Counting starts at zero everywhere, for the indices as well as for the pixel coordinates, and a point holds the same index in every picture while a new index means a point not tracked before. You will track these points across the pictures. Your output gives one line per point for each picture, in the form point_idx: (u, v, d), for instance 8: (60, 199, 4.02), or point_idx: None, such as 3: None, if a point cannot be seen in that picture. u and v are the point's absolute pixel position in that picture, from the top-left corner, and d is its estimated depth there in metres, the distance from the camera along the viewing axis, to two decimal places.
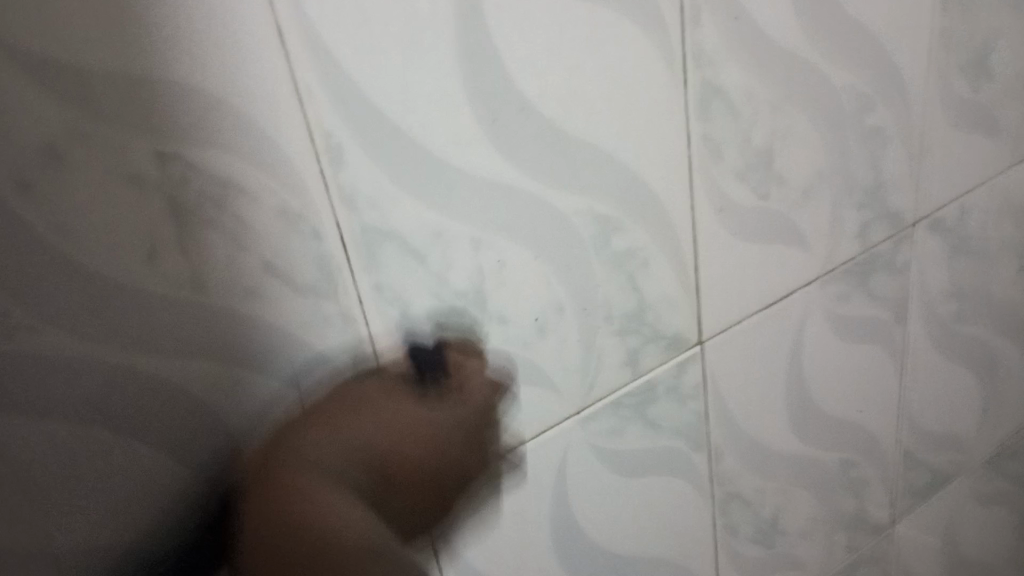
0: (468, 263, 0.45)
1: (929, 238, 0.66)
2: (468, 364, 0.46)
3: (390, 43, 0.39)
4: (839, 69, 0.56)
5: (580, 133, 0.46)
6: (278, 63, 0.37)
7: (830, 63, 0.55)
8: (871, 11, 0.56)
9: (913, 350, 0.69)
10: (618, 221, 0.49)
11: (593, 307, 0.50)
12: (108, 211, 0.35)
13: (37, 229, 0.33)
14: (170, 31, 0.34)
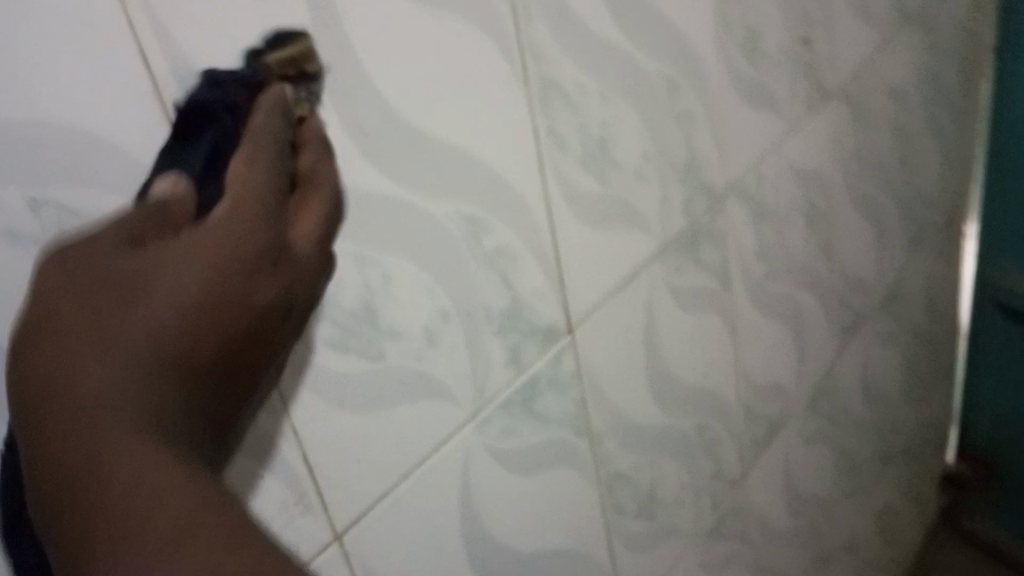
0: (357, 281, 0.43)
1: (739, 205, 0.71)
2: (369, 385, 0.45)
3: (254, 58, 0.37)
4: (651, 55, 0.59)
5: (441, 137, 0.46)
6: (147, 93, 0.34)
7: (643, 50, 0.58)
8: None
9: (740, 311, 0.74)
10: (486, 221, 0.49)
11: (474, 309, 0.50)
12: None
13: None
14: (28, 69, 0.31)
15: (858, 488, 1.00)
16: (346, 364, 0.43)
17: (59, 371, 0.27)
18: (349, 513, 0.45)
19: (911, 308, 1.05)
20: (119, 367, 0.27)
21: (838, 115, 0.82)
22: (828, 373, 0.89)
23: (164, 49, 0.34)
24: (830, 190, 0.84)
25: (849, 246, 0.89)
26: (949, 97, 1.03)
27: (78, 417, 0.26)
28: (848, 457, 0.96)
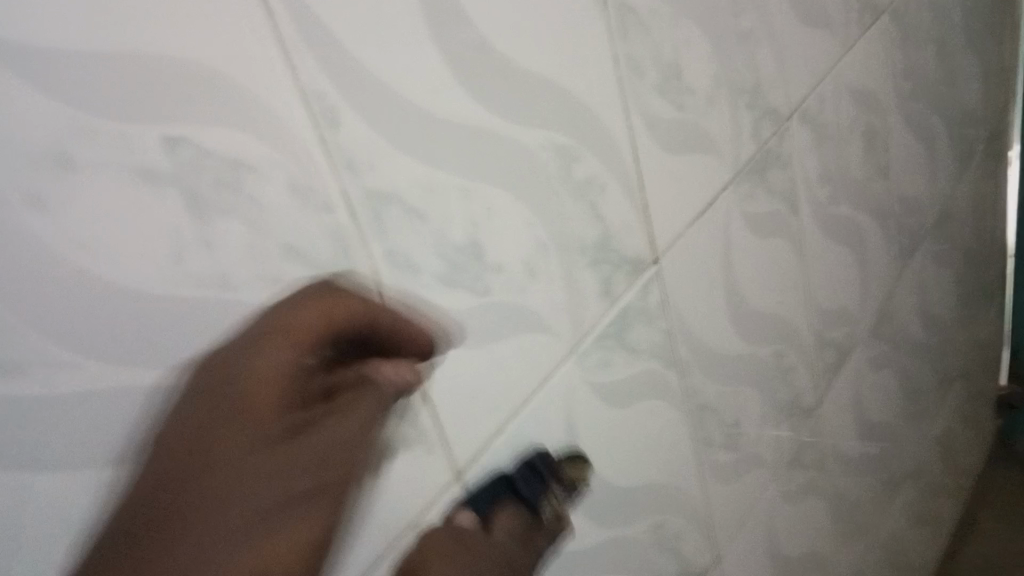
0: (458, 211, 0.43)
1: (803, 129, 0.70)
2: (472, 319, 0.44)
3: None
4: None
5: (530, 65, 0.45)
6: (261, 18, 0.33)
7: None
8: None
9: (808, 237, 0.73)
10: (576, 151, 0.49)
11: (568, 241, 0.49)
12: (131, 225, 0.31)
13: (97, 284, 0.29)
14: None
15: (919, 412, 1.00)
16: (453, 296, 0.43)
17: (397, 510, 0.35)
18: (467, 451, 0.45)
19: (961, 229, 1.04)
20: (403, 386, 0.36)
21: (889, 33, 0.81)
22: (888, 297, 0.88)
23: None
24: (885, 111, 0.82)
25: (903, 167, 0.87)
26: (986, 13, 1.01)
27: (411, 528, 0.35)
28: (910, 381, 0.96)
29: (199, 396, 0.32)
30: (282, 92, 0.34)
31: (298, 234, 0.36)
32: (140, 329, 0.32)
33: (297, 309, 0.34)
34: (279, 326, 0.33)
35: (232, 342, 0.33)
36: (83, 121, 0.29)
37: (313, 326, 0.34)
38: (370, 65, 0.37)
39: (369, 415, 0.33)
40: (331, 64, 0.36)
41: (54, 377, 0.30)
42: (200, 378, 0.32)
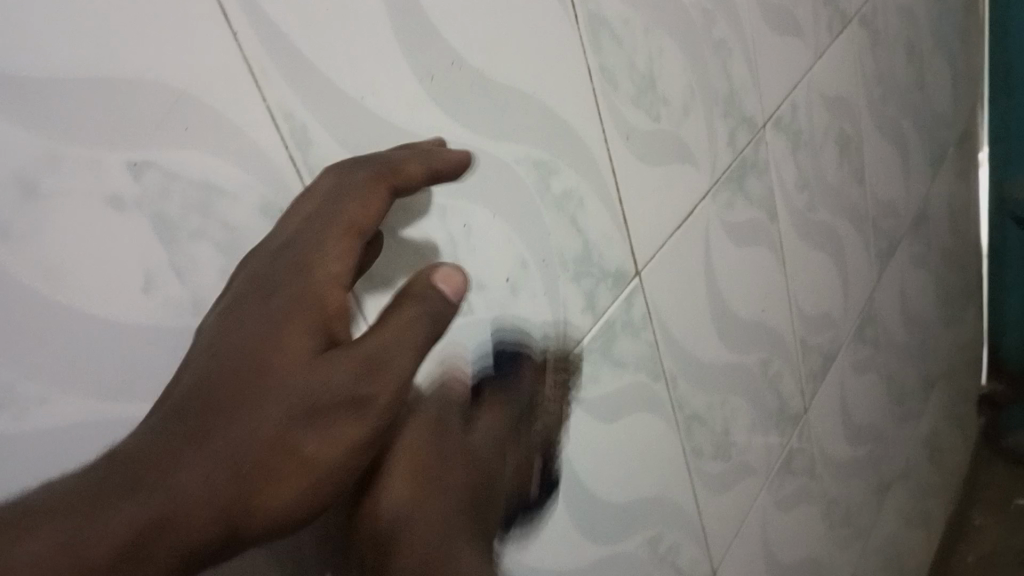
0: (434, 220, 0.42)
1: (777, 136, 0.70)
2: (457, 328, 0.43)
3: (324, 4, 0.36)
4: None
5: (503, 78, 0.45)
6: (224, 37, 0.33)
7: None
8: None
9: (788, 244, 0.73)
10: (553, 163, 0.48)
11: (549, 255, 0.49)
12: (102, 253, 0.30)
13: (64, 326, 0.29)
14: (112, 11, 0.29)
15: (906, 414, 1.00)
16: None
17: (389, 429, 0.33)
18: None
19: (938, 231, 1.05)
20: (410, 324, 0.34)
21: (859, 38, 0.81)
22: (870, 301, 0.88)
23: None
24: (858, 116, 0.82)
25: (879, 172, 0.88)
26: (953, 17, 1.02)
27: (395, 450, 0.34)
28: (896, 384, 0.96)
29: (261, 276, 0.32)
30: (254, 117, 0.34)
31: None
32: (114, 358, 0.30)
33: (348, 195, 0.34)
34: (328, 219, 0.33)
35: (288, 225, 0.34)
36: (45, 147, 0.28)
37: (362, 219, 0.34)
38: (339, 82, 0.37)
39: (417, 322, 0.33)
40: (302, 84, 0.35)
41: (27, 414, 0.28)
42: (259, 259, 0.33)
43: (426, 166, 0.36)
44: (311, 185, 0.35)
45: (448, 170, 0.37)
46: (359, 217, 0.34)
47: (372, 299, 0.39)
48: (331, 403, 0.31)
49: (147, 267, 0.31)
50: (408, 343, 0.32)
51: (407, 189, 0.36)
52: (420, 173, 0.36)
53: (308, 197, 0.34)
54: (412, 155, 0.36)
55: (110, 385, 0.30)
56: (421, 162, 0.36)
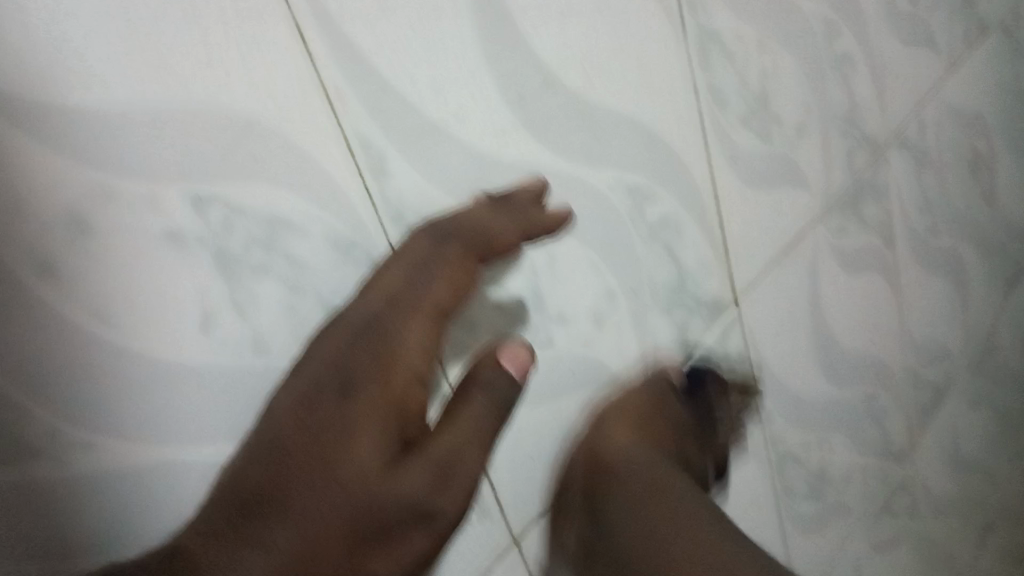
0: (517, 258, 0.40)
1: (901, 156, 0.65)
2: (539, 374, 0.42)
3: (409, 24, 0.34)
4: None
5: (603, 100, 0.42)
6: (300, 61, 0.31)
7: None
8: None
9: (905, 272, 0.68)
10: (648, 190, 0.45)
11: (640, 286, 0.46)
12: (160, 291, 0.29)
13: (115, 365, 0.28)
14: (178, 39, 0.28)
15: (1021, 450, 0.93)
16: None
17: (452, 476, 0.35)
18: (521, 514, 0.43)
19: None
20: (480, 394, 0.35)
21: (999, 50, 0.75)
22: (991, 332, 0.82)
23: (312, 10, 0.31)
24: (993, 134, 0.76)
25: (1011, 193, 0.81)
26: None
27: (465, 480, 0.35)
28: (1011, 419, 0.90)
29: (336, 366, 0.33)
30: (330, 145, 0.32)
31: (335, 289, 0.34)
32: (162, 399, 0.29)
33: (435, 273, 0.35)
34: (413, 303, 0.34)
35: (373, 299, 0.34)
36: (99, 181, 0.27)
37: (444, 301, 0.35)
38: (421, 109, 0.35)
39: (494, 416, 0.35)
40: (384, 109, 0.34)
41: (69, 455, 0.28)
42: (336, 333, 0.33)
43: (517, 226, 0.36)
44: (399, 248, 0.35)
45: (541, 229, 0.37)
46: (437, 303, 0.35)
47: (454, 366, 0.38)
48: (401, 516, 0.34)
49: (207, 306, 0.30)
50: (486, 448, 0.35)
51: (498, 253, 0.37)
52: (511, 236, 0.36)
53: (395, 267, 0.34)
54: (509, 220, 0.36)
55: (155, 426, 0.29)
56: (513, 224, 0.36)
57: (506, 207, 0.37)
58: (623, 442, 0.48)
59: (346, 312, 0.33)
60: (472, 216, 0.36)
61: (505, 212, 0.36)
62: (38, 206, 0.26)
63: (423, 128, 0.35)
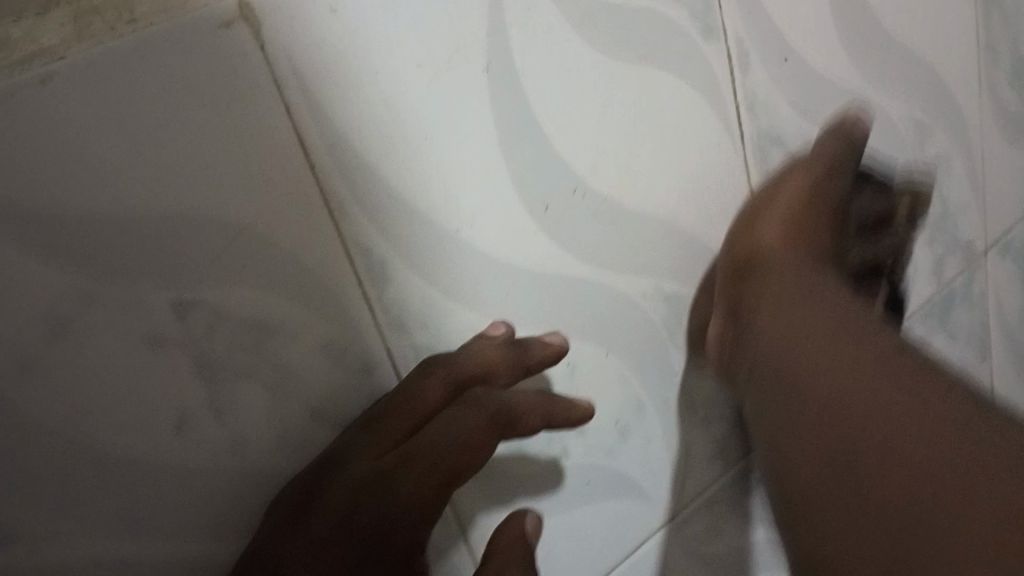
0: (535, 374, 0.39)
1: (1002, 263, 0.61)
2: (564, 499, 0.41)
3: (424, 132, 0.34)
4: (884, 92, 0.50)
5: (639, 208, 0.41)
6: (304, 171, 0.31)
7: (878, 86, 0.50)
8: (908, 28, 0.51)
9: (998, 384, 0.64)
10: (688, 298, 0.44)
11: (678, 396, 0.45)
12: (138, 391, 0.30)
13: (87, 462, 0.29)
14: (172, 147, 0.29)
15: None
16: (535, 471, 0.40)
17: None
18: None
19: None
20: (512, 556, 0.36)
21: None
22: None
23: (315, 120, 0.31)
24: None
25: None
26: None
27: None
28: None
29: (342, 514, 0.34)
30: (330, 244, 0.33)
31: (322, 393, 0.34)
32: (137, 500, 0.30)
33: (450, 432, 0.35)
34: (427, 459, 0.34)
35: (383, 444, 0.35)
36: (82, 286, 0.28)
37: (459, 465, 0.35)
38: (429, 213, 0.35)
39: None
40: (393, 213, 0.34)
41: (39, 547, 0.29)
42: (336, 491, 0.33)
43: (542, 418, 0.37)
44: (400, 386, 0.35)
45: (564, 424, 0.38)
46: (444, 473, 0.34)
47: (482, 508, 0.39)
48: None
49: (186, 405, 0.31)
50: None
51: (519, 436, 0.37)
52: (534, 427, 0.37)
53: (401, 417, 0.35)
54: (536, 402, 0.37)
55: (126, 525, 0.30)
56: (538, 410, 0.37)
57: (533, 392, 0.38)
58: (771, 235, 0.42)
59: (346, 454, 0.34)
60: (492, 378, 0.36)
61: (535, 396, 0.38)
62: (18, 311, 0.27)
63: (434, 233, 0.35)
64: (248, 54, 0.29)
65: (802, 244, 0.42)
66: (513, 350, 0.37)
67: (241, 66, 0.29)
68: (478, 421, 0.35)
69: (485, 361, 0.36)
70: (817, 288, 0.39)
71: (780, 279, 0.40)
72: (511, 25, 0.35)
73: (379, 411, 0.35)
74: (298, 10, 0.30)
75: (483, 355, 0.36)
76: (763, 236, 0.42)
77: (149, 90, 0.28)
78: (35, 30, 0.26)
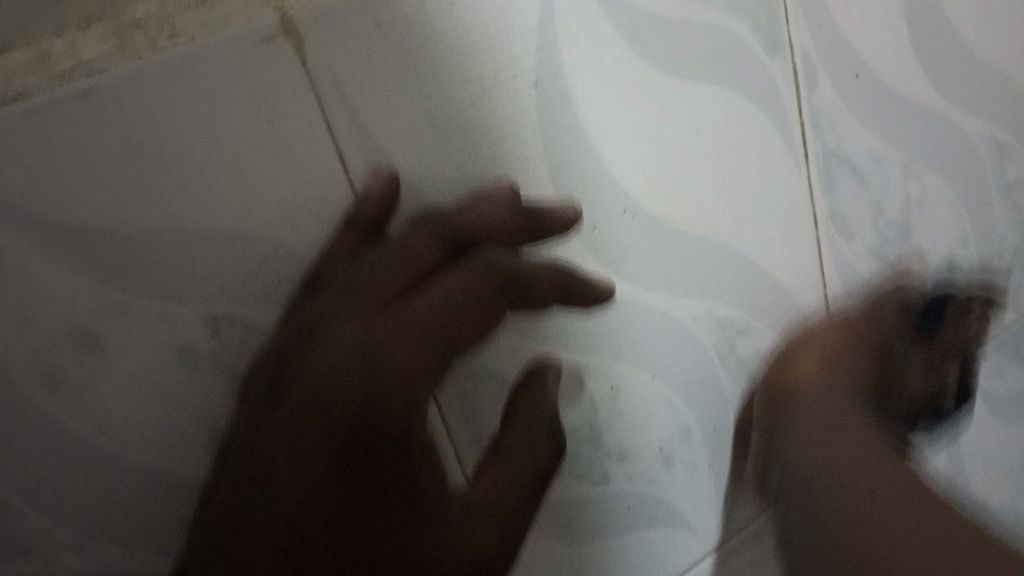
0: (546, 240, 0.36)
1: None
2: (598, 522, 0.41)
3: (465, 148, 0.33)
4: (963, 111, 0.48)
5: (691, 230, 0.40)
6: (339, 186, 0.31)
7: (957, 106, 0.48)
8: (995, 47, 0.48)
9: None
10: (744, 323, 0.42)
11: (728, 427, 0.43)
12: (163, 400, 0.30)
13: (110, 465, 0.30)
14: (210, 165, 0.28)
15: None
16: (572, 491, 0.40)
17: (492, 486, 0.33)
18: None
19: None
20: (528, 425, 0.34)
21: None
22: None
23: (356, 137, 0.31)
24: None
25: None
26: None
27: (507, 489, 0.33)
28: None
29: (323, 385, 0.30)
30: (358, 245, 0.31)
31: None
32: (155, 502, 0.31)
33: (437, 293, 0.32)
34: (416, 324, 0.31)
35: (363, 310, 0.31)
36: (111, 301, 0.28)
37: (453, 333, 0.32)
38: None
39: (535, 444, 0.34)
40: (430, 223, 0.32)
41: (57, 523, 0.30)
42: (318, 360, 0.30)
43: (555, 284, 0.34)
44: (383, 241, 0.31)
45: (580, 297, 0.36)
46: (438, 339, 0.32)
47: None
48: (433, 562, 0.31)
49: (215, 415, 0.31)
50: (522, 494, 0.33)
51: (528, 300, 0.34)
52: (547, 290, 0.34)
53: (387, 278, 0.31)
54: (548, 270, 0.34)
55: (142, 524, 0.31)
56: (552, 278, 0.34)
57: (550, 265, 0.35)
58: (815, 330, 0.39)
59: (325, 322, 0.30)
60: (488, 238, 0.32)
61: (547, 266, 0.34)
62: (45, 323, 0.28)
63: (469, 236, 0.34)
64: (289, 69, 0.29)
65: (838, 329, 0.39)
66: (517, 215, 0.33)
67: (282, 80, 0.29)
68: (484, 287, 0.32)
69: (484, 219, 0.32)
70: (855, 369, 0.36)
71: (810, 342, 0.38)
72: (562, 39, 0.34)
73: (358, 275, 0.31)
74: (343, 26, 0.29)
75: (480, 213, 0.32)
76: (799, 367, 0.37)
77: (182, 106, 0.28)
78: (73, 45, 0.26)
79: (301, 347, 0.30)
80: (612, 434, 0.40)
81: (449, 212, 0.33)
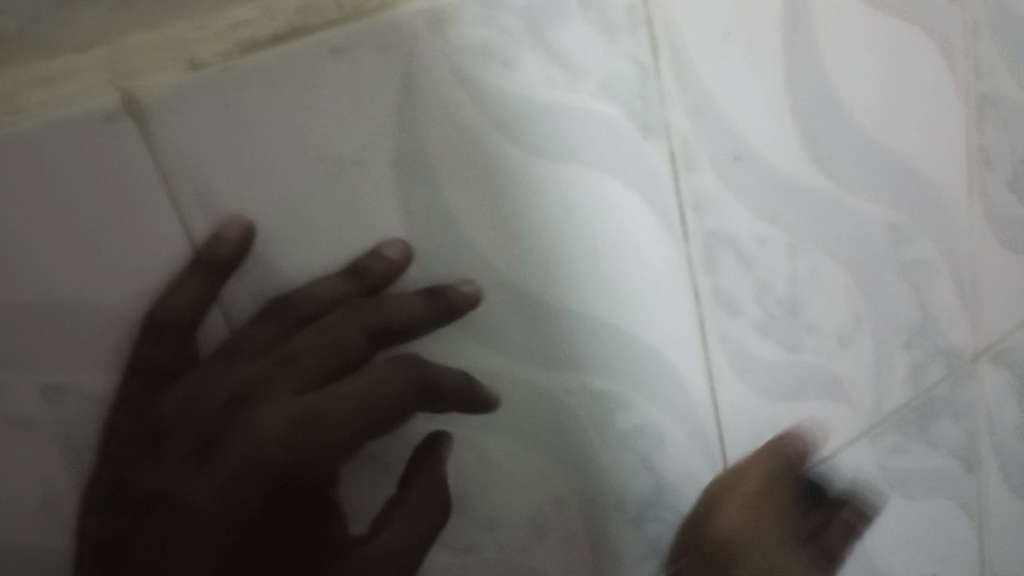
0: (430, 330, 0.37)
1: (996, 369, 0.60)
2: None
3: (309, 225, 0.35)
4: (860, 221, 0.50)
5: (567, 307, 0.41)
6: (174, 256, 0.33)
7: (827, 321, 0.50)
8: (882, 127, 0.49)
9: (989, 486, 0.64)
10: (621, 396, 0.44)
11: (602, 497, 0.44)
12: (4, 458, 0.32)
13: None
14: (49, 241, 0.31)
15: None
16: (440, 561, 0.41)
17: (396, 533, 0.36)
18: None
19: None
20: (433, 481, 0.37)
21: None
22: None
23: (203, 213, 0.33)
24: None
25: None
26: None
27: (406, 534, 0.36)
28: None
29: (244, 442, 0.32)
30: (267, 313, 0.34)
31: None
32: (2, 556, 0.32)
33: (374, 374, 0.35)
34: (338, 398, 0.34)
35: (296, 381, 0.33)
36: None
37: (377, 415, 0.34)
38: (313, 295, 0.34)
39: (435, 505, 0.36)
40: (318, 307, 0.34)
41: None
42: (239, 421, 0.32)
43: (459, 380, 0.38)
44: (316, 319, 0.34)
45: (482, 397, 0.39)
46: (362, 416, 0.34)
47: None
48: None
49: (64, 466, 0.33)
50: (422, 544, 0.36)
51: (443, 402, 0.37)
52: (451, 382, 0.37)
53: (321, 355, 0.34)
54: (461, 375, 0.38)
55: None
56: (460, 375, 0.38)
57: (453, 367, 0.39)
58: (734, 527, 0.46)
59: (261, 390, 0.33)
60: (407, 327, 0.36)
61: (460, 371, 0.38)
62: None
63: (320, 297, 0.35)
64: (135, 150, 0.31)
65: None
66: (432, 306, 0.36)
67: (126, 162, 0.31)
68: (414, 382, 0.36)
69: (405, 314, 0.36)
70: None
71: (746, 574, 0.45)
72: (421, 120, 0.36)
73: (291, 347, 0.34)
74: (189, 106, 0.31)
75: (403, 308, 0.36)
76: (724, 520, 0.46)
77: (29, 187, 0.30)
78: None
79: (238, 410, 0.32)
80: (481, 504, 0.41)
81: (371, 297, 0.36)
